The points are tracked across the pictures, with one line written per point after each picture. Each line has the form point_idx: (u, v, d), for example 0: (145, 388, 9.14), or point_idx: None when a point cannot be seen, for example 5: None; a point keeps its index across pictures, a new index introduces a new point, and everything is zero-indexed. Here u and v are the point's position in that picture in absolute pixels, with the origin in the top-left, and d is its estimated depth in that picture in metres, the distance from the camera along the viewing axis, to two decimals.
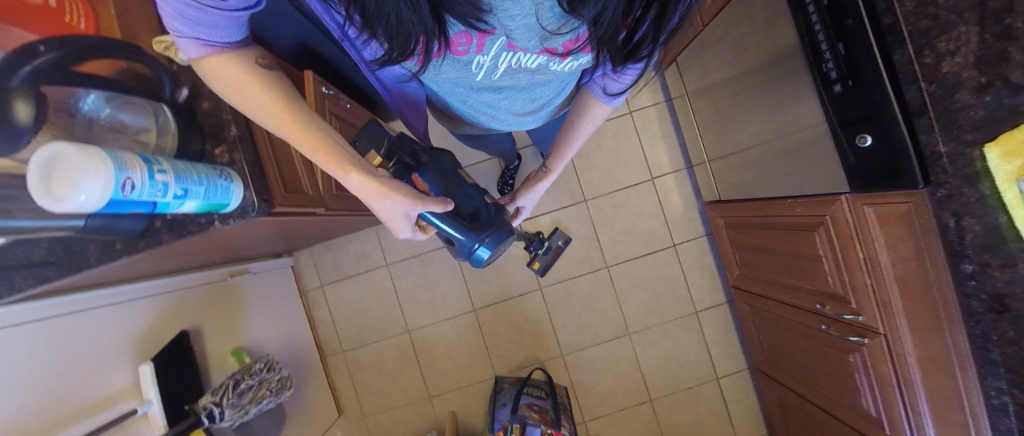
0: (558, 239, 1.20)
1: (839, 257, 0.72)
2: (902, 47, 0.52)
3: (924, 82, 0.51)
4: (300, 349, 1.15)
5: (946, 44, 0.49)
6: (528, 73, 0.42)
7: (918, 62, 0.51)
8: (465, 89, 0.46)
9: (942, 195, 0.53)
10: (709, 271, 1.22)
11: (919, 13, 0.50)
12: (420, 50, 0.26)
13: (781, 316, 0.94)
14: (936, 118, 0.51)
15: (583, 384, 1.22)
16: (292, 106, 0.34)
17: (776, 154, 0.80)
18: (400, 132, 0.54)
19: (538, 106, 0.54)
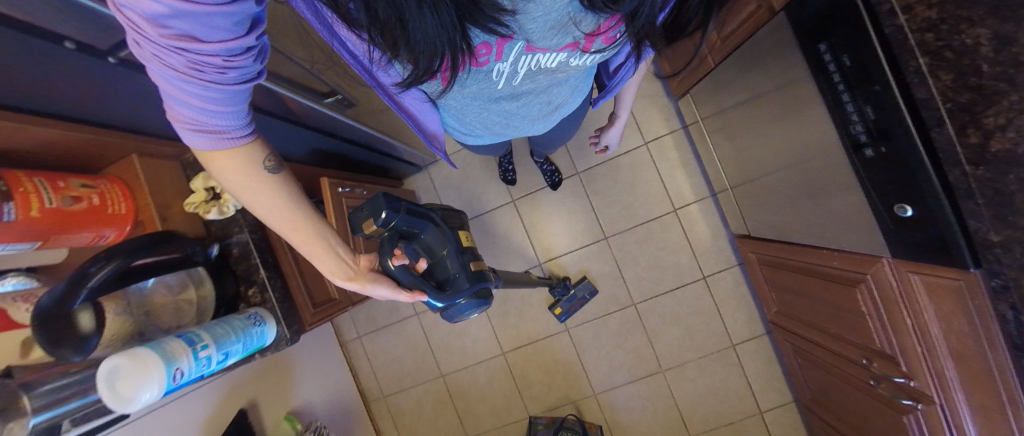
0: (584, 289, 1.20)
1: (886, 318, 0.66)
2: (941, 125, 0.46)
3: (970, 164, 0.45)
4: (345, 401, 1.24)
5: (994, 118, 0.41)
6: (549, 75, 0.40)
7: (959, 142, 0.45)
8: (484, 103, 0.44)
9: (998, 284, 0.46)
10: (745, 302, 1.17)
11: (958, 87, 0.43)
12: (443, 67, 0.26)
13: (826, 360, 0.88)
14: (986, 202, 0.44)
15: (618, 422, 1.21)
16: (302, 218, 0.35)
17: (806, 203, 0.75)
18: (406, 202, 0.52)
19: (553, 107, 0.53)
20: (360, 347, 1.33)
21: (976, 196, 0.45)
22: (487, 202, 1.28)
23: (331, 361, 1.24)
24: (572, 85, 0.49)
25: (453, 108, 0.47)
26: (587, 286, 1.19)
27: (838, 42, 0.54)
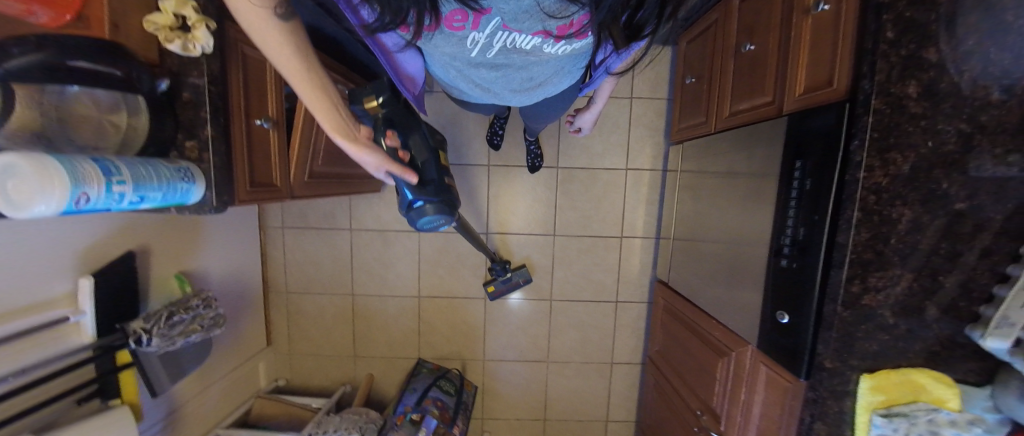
0: (521, 275, 1.25)
1: (728, 388, 0.81)
2: (840, 268, 0.55)
3: (842, 306, 0.55)
4: (245, 282, 1.19)
5: (875, 280, 0.55)
6: (523, 55, 0.45)
7: (845, 288, 0.55)
8: (461, 65, 0.49)
9: (813, 396, 0.60)
10: (638, 334, 1.33)
11: (867, 247, 0.54)
12: (414, 19, 0.32)
13: (672, 401, 1.06)
14: (836, 337, 0.56)
15: (493, 389, 1.35)
16: (307, 66, 0.38)
17: (721, 279, 0.86)
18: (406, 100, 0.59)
19: (536, 86, 0.55)
20: (279, 238, 1.27)
21: (832, 330, 0.56)
22: (463, 156, 1.26)
23: (244, 239, 1.18)
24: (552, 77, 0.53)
25: (434, 64, 0.52)
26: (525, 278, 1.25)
27: (810, 166, 0.60)
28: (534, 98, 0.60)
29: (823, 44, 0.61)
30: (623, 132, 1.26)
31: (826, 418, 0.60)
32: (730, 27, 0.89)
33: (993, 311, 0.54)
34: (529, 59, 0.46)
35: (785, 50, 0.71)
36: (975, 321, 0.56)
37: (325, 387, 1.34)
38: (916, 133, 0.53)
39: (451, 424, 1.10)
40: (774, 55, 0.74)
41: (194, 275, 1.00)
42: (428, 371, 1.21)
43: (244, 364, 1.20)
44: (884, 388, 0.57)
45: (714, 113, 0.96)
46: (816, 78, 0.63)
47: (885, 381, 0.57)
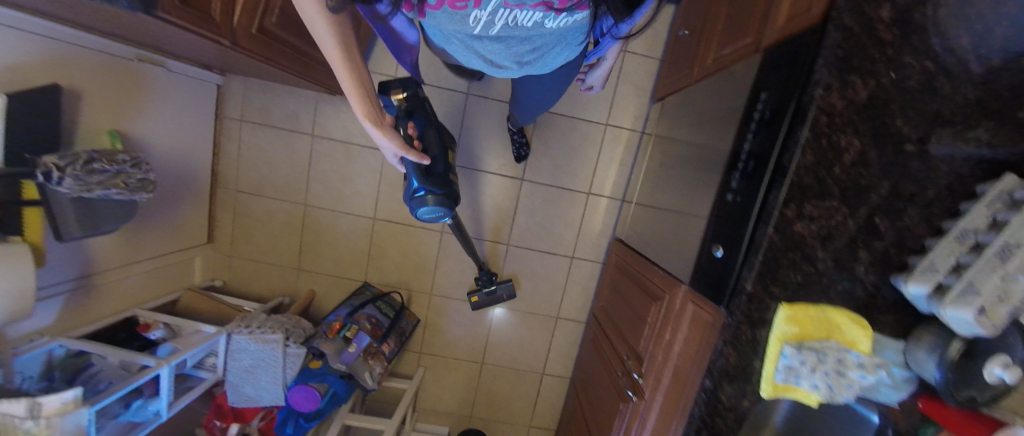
0: (504, 290, 1.26)
1: (656, 330, 0.81)
2: (779, 192, 0.53)
3: (772, 230, 0.54)
4: (191, 167, 1.13)
5: (811, 209, 0.53)
6: (525, 30, 0.48)
7: (779, 210, 0.53)
8: (464, 39, 0.51)
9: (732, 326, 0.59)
10: (588, 293, 1.33)
11: (809, 172, 0.52)
12: None
13: (605, 352, 1.07)
14: (761, 262, 0.55)
15: (435, 325, 1.34)
16: (349, 52, 0.47)
17: (674, 227, 0.85)
18: (423, 95, 0.81)
19: (536, 59, 0.57)
20: (235, 130, 1.20)
21: (760, 255, 0.55)
22: (440, 81, 1.22)
23: (195, 121, 1.11)
24: (548, 50, 0.56)
25: (435, 33, 0.55)
26: (509, 292, 1.26)
27: (773, 96, 0.59)
28: (543, 69, 0.63)
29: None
30: (610, 86, 1.22)
31: (738, 345, 0.58)
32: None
33: (919, 259, 0.54)
34: (532, 33, 0.49)
35: None
36: (901, 270, 0.56)
37: (263, 295, 1.30)
38: (882, 60, 0.50)
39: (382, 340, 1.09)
40: None
41: (131, 139, 0.93)
42: (368, 294, 1.19)
43: (177, 253, 1.14)
44: (801, 321, 0.54)
45: (699, 66, 0.93)
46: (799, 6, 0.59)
47: (804, 315, 0.55)
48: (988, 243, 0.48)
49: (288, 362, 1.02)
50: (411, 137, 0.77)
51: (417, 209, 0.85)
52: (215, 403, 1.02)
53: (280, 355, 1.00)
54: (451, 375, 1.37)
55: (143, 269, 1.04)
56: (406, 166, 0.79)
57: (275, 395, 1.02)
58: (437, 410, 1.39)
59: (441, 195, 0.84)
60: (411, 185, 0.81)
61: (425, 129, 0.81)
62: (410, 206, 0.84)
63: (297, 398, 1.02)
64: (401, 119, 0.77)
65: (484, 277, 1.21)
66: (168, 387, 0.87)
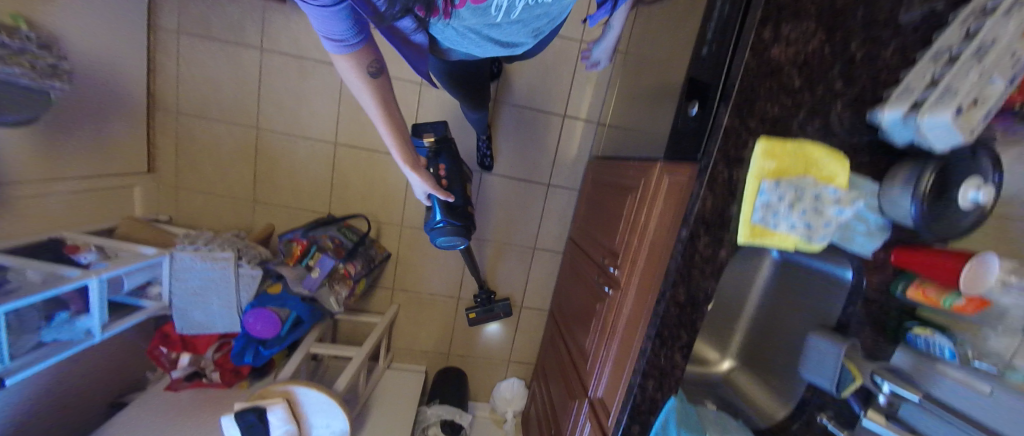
0: (503, 308, 1.29)
1: (631, 219, 0.78)
2: (755, 14, 0.52)
3: (748, 55, 0.53)
4: (120, 83, 0.98)
5: (789, 30, 0.50)
6: (538, 9, 0.51)
7: (755, 32, 0.52)
8: (478, 35, 0.55)
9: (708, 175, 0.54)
10: (565, 222, 1.31)
11: None
12: None
13: (581, 266, 1.05)
14: (738, 92, 0.53)
15: (408, 260, 1.28)
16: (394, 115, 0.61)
17: (652, 115, 0.80)
18: (445, 136, 0.96)
19: (541, 24, 0.57)
20: (172, 43, 1.06)
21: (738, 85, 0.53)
22: None
23: (122, 25, 0.96)
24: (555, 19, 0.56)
25: (448, 36, 0.57)
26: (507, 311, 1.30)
27: None
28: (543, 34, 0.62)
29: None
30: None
31: (714, 187, 0.54)
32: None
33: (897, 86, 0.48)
34: (548, 7, 0.51)
35: None
36: None
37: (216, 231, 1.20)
38: None
39: (347, 260, 1.04)
40: None
41: (43, 33, 0.78)
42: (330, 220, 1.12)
43: (111, 177, 1.01)
44: (780, 154, 0.51)
45: None
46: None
47: (783, 147, 0.51)
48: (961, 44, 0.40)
49: (242, 284, 0.94)
50: (442, 184, 0.93)
51: (436, 236, 0.94)
52: (160, 331, 0.93)
53: (232, 275, 0.92)
54: (427, 311, 1.34)
55: (69, 188, 0.91)
56: (433, 206, 0.91)
57: (229, 318, 0.94)
58: (414, 347, 1.37)
59: (460, 225, 0.93)
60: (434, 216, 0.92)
61: (450, 164, 0.96)
62: (431, 236, 0.93)
63: (253, 323, 0.94)
64: (432, 161, 0.94)
65: (483, 296, 1.27)
66: (99, 304, 0.79)
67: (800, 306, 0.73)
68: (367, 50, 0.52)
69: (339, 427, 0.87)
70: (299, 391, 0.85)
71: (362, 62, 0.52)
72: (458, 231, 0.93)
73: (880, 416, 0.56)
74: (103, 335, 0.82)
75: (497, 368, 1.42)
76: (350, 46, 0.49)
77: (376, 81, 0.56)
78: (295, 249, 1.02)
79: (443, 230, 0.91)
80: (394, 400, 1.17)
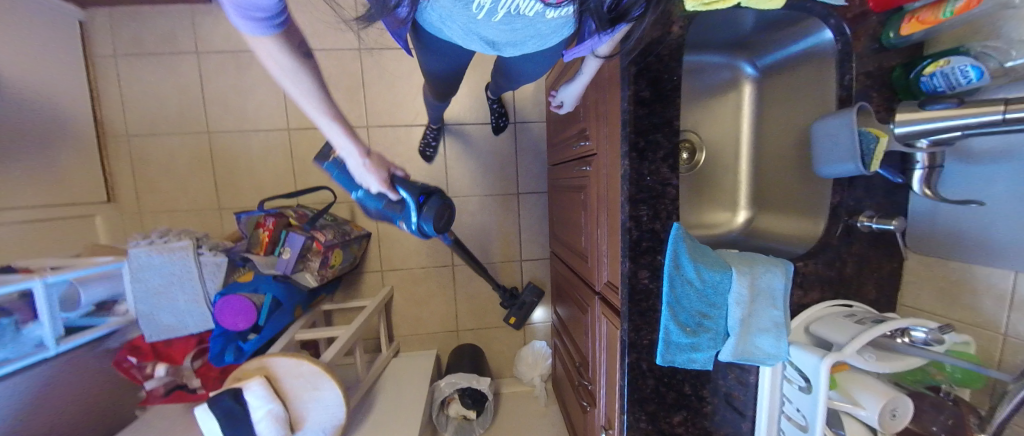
0: (530, 294, 1.23)
1: (587, 80, 0.71)
2: None
3: None
4: (62, 109, 0.99)
5: None
6: (526, 20, 0.42)
7: None
8: (469, 31, 0.45)
9: None
10: (541, 158, 1.24)
11: None
12: None
13: (562, 177, 0.97)
14: None
15: (389, 234, 1.21)
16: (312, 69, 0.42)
17: None
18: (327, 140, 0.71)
19: (528, 42, 0.48)
20: (112, 69, 1.09)
21: None
22: None
23: (48, 56, 0.96)
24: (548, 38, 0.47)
25: (440, 16, 0.45)
26: (536, 293, 1.22)
27: None
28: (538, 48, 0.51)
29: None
30: None
31: None
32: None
33: None
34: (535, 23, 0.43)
35: None
36: None
37: None
38: None
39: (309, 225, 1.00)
40: None
41: None
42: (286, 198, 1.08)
43: (63, 206, 0.98)
44: None
45: None
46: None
47: None
48: None
49: (206, 274, 0.88)
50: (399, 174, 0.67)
51: (430, 228, 0.70)
52: (129, 344, 0.86)
53: (194, 264, 0.86)
54: (423, 287, 1.25)
55: (17, 218, 0.86)
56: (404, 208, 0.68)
57: (201, 315, 0.87)
58: (418, 331, 1.27)
59: (441, 204, 0.72)
60: (411, 219, 0.69)
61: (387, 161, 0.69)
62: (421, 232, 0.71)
63: (224, 316, 0.86)
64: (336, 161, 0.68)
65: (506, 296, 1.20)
66: (48, 312, 0.73)
67: (799, 111, 0.64)
68: (292, 25, 0.38)
69: (333, 397, 0.77)
70: (277, 363, 0.75)
71: (289, 39, 0.39)
72: (442, 221, 0.73)
73: (913, 112, 0.48)
74: (57, 349, 0.75)
75: (514, 334, 1.31)
76: (275, 22, 0.36)
77: (310, 62, 0.42)
78: (253, 224, 0.98)
79: (433, 220, 0.69)
80: (405, 381, 1.06)
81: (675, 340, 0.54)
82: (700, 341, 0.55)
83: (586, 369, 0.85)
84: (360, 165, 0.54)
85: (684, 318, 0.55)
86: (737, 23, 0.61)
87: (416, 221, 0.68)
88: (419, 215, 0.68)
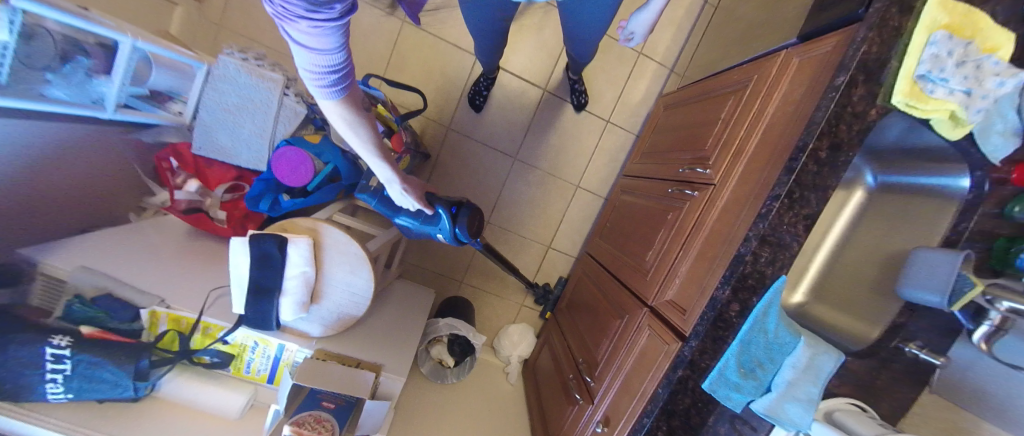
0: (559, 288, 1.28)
1: (734, 116, 0.73)
2: None
3: None
4: None
5: None
6: None
7: None
8: None
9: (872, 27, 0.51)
10: (613, 165, 1.26)
11: None
12: None
13: (644, 192, 0.99)
14: None
15: (444, 165, 1.22)
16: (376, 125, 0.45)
17: (761, 27, 0.80)
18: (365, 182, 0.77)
19: None
20: None
21: None
22: None
23: None
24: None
25: None
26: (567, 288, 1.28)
27: None
28: None
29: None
30: None
31: (881, 33, 0.51)
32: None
33: None
34: None
35: None
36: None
37: None
38: None
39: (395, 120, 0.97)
40: None
41: None
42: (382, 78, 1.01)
43: None
44: (953, 12, 0.49)
45: None
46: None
47: (959, 6, 0.49)
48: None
49: (282, 117, 0.84)
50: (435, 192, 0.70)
51: (463, 235, 0.72)
52: (172, 147, 0.84)
53: (275, 103, 0.82)
54: None
55: None
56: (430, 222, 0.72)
57: (262, 154, 0.85)
58: (426, 266, 1.27)
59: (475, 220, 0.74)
60: (445, 230, 0.72)
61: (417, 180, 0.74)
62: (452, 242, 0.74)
63: (281, 166, 0.82)
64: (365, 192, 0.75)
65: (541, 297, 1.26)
66: (123, 75, 0.70)
67: (897, 233, 0.70)
68: (358, 86, 0.39)
69: (363, 288, 0.76)
70: (329, 233, 0.74)
71: (355, 107, 0.39)
72: (476, 228, 0.75)
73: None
74: (111, 115, 0.71)
75: (509, 310, 1.32)
76: (342, 87, 0.35)
77: (368, 118, 0.43)
78: None
79: (467, 229, 0.71)
80: (405, 305, 1.05)
81: (727, 373, 0.56)
82: (745, 385, 0.56)
83: (590, 368, 0.88)
84: (399, 189, 0.58)
85: (742, 359, 0.56)
86: (885, 131, 0.64)
87: (449, 228, 0.70)
88: (452, 224, 0.70)
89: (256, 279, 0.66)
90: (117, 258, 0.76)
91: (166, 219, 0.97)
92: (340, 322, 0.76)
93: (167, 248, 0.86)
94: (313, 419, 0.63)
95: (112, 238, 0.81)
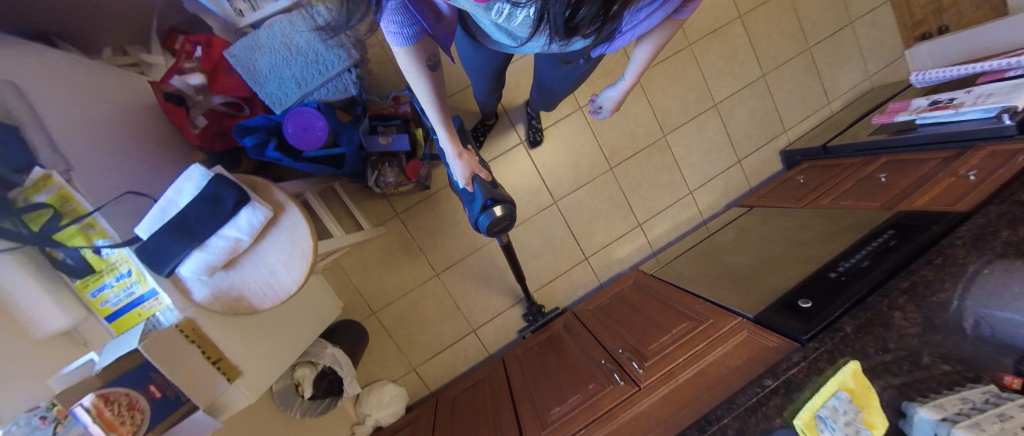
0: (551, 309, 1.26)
1: (681, 339, 0.82)
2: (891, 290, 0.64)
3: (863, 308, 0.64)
4: None
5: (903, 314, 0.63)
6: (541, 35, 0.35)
7: (879, 300, 0.64)
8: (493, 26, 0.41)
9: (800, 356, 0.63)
10: (570, 295, 1.32)
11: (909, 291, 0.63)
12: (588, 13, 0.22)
13: (583, 343, 1.04)
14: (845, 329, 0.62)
15: (437, 204, 1.21)
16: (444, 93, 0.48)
17: (730, 282, 0.94)
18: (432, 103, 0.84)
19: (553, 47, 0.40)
20: None
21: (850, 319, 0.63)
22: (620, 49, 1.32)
23: None
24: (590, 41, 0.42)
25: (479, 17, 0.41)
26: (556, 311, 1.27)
27: (901, 236, 0.73)
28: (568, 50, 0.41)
29: (987, 166, 0.73)
30: (718, 169, 1.41)
31: (811, 367, 0.62)
32: (875, 152, 1.06)
33: (929, 399, 0.60)
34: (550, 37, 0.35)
35: (920, 180, 0.84)
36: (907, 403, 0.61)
37: None
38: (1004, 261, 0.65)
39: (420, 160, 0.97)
40: (908, 182, 0.87)
41: None
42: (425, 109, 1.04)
43: None
44: (859, 380, 0.58)
45: (810, 197, 1.12)
46: (909, 190, 0.84)
47: (862, 377, 0.59)
48: (909, 410, 0.60)
49: (332, 83, 0.83)
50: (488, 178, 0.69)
51: (485, 225, 0.70)
52: (207, 38, 0.81)
53: (337, 70, 0.83)
54: (403, 258, 1.21)
55: None
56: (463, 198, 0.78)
57: (285, 100, 0.81)
58: (355, 277, 1.19)
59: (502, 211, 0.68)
60: (473, 210, 0.71)
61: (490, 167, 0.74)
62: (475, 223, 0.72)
63: (294, 122, 0.78)
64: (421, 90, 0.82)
65: (529, 310, 1.25)
66: None
67: None
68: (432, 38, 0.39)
69: (286, 282, 0.69)
70: (289, 216, 0.70)
71: (420, 52, 0.39)
72: (504, 224, 0.71)
73: None
74: None
75: (398, 365, 1.23)
76: (414, 36, 0.36)
77: (431, 72, 0.43)
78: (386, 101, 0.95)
79: (491, 221, 0.69)
80: (308, 308, 0.96)
81: None
82: None
83: None
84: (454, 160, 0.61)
85: None
86: None
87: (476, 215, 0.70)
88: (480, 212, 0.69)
89: (185, 215, 0.59)
90: (51, 88, 0.64)
91: (135, 79, 0.86)
92: (235, 303, 0.67)
93: (110, 112, 0.74)
94: (127, 401, 0.50)
95: (61, 67, 0.70)
